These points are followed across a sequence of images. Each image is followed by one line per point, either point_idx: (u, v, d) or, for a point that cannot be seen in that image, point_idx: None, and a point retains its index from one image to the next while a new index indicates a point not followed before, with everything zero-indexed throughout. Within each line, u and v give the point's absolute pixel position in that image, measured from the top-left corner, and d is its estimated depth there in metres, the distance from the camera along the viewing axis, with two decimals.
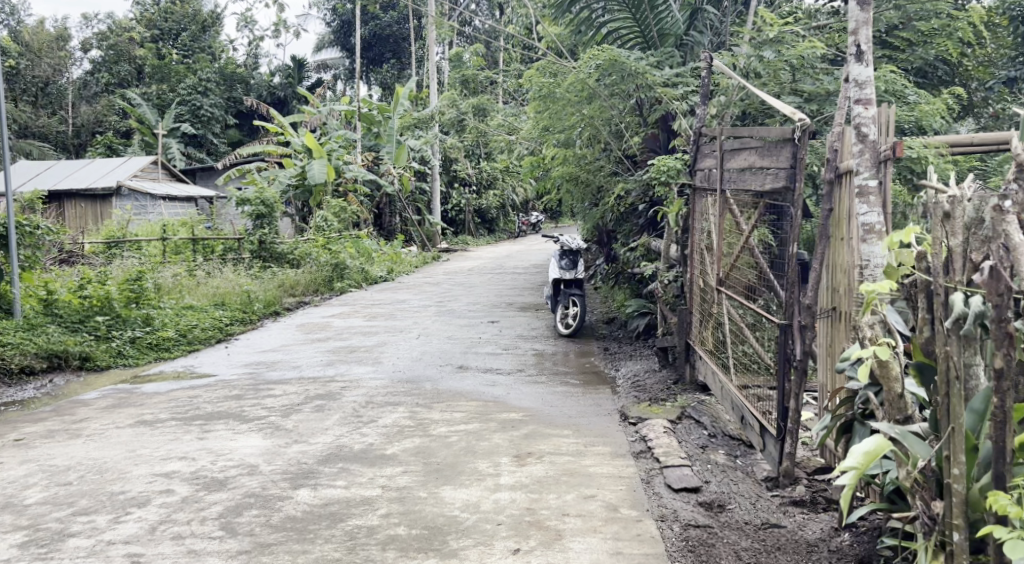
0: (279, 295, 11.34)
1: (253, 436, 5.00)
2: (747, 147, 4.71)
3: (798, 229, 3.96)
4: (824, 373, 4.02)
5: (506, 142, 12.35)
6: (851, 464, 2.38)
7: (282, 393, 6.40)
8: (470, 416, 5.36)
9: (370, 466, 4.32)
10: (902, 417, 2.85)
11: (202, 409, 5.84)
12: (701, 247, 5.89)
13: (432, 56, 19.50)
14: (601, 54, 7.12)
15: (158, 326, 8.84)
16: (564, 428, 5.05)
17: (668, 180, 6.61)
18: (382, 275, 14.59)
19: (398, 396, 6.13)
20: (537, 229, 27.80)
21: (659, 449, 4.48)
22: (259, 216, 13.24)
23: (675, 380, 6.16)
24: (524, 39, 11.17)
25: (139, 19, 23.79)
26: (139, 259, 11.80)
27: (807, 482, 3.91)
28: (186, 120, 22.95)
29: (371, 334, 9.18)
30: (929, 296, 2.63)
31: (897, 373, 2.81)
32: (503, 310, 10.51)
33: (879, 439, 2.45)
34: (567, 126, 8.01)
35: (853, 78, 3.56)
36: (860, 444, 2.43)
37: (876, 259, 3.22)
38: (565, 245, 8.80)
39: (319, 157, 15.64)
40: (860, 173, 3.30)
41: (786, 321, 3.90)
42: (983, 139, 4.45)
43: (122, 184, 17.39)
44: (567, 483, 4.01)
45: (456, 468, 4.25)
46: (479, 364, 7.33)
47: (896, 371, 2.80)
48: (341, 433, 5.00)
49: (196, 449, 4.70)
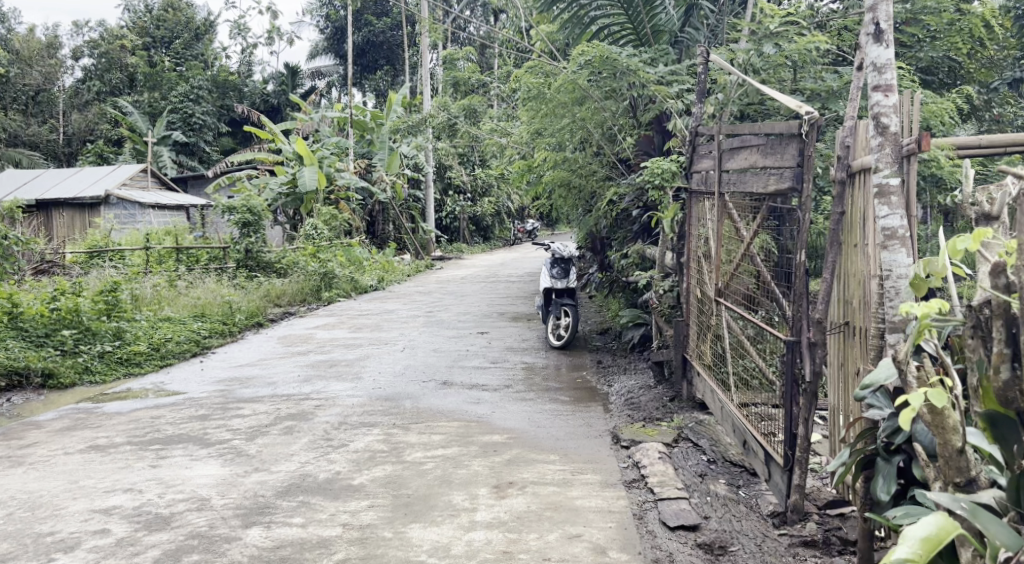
0: (263, 306, 10.94)
1: (211, 464, 4.57)
2: (748, 146, 4.30)
3: (806, 235, 3.57)
4: (835, 395, 3.58)
5: (497, 146, 11.92)
6: (902, 555, 1.86)
7: (251, 412, 5.97)
8: (449, 439, 4.94)
9: (333, 499, 3.91)
10: (964, 479, 2.31)
11: (162, 432, 5.41)
12: (697, 256, 5.50)
13: (426, 62, 19.08)
14: (590, 51, 6.69)
15: (129, 339, 8.34)
16: (550, 453, 4.63)
17: (662, 183, 6.14)
18: (372, 284, 14.15)
19: (375, 416, 5.71)
20: (533, 236, 27.47)
21: (654, 478, 4.08)
22: (245, 225, 12.74)
23: (671, 397, 5.73)
24: (514, 40, 10.78)
25: (131, 26, 23.37)
26: (117, 269, 11.26)
27: (818, 518, 3.50)
28: (177, 128, 22.46)
29: (353, 347, 8.74)
30: (1007, 324, 2.19)
31: (955, 424, 2.27)
32: (494, 320, 10.10)
33: (940, 521, 1.91)
34: (558, 127, 7.63)
35: (872, 63, 3.01)
36: (918, 529, 1.90)
37: (900, 269, 2.78)
38: (556, 253, 8.31)
39: (310, 164, 15.22)
40: (880, 171, 2.86)
41: (794, 337, 3.51)
42: (991, 139, 3.85)
43: (111, 193, 16.96)
44: (550, 520, 3.60)
45: (427, 502, 3.84)
46: (465, 379, 6.89)
47: (954, 421, 2.26)
48: (307, 460, 4.58)
49: (145, 480, 4.27)
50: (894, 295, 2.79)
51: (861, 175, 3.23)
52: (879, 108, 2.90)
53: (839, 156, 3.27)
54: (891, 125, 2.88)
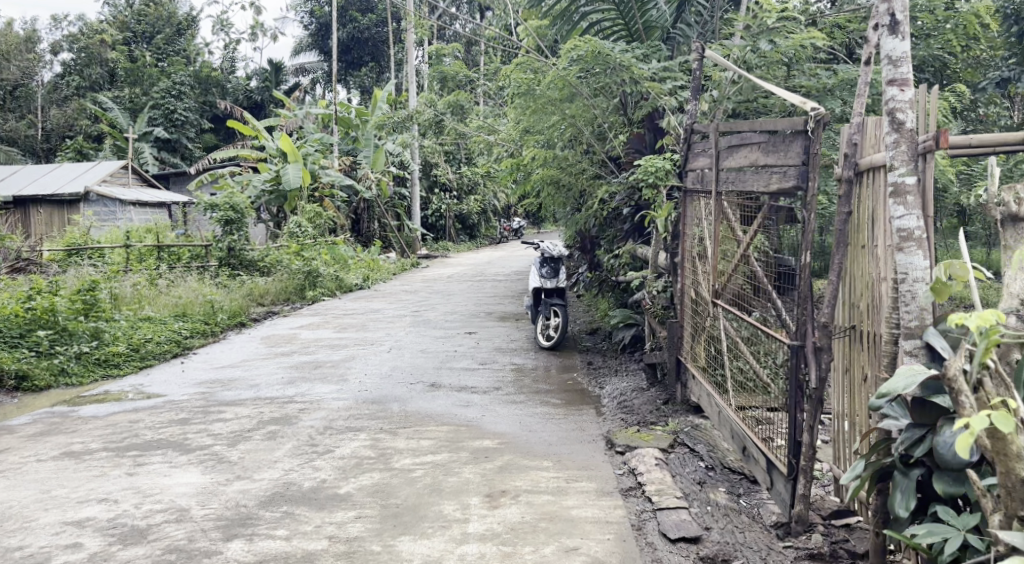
0: (246, 305, 10.75)
1: (191, 471, 4.39)
2: (748, 143, 4.17)
3: (811, 236, 3.45)
4: (840, 402, 3.47)
5: (485, 144, 11.75)
6: None
7: (233, 416, 5.79)
8: (439, 445, 4.79)
9: (318, 510, 3.76)
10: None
11: (140, 437, 5.21)
12: (692, 256, 5.37)
13: (412, 59, 18.87)
14: (582, 46, 6.51)
15: (107, 340, 8.12)
16: (543, 459, 4.49)
17: (657, 182, 5.98)
18: (357, 283, 13.96)
19: (361, 420, 5.54)
20: (519, 235, 27.31)
21: (652, 486, 3.94)
22: (228, 222, 12.52)
23: (665, 400, 5.61)
24: (502, 37, 10.62)
25: (111, 20, 23.06)
26: (95, 267, 10.98)
27: (823, 530, 3.38)
28: (159, 125, 22.13)
29: (338, 347, 8.56)
30: None
31: (1018, 450, 2.14)
32: (481, 320, 9.95)
33: None
34: (547, 124, 7.49)
35: (886, 56, 2.92)
36: None
37: (914, 273, 2.69)
38: (545, 252, 8.15)
39: (295, 160, 15.01)
40: (894, 168, 2.75)
41: (797, 342, 3.39)
42: (980, 138, 2.95)
43: (90, 189, 16.63)
44: (545, 531, 3.46)
45: (417, 512, 3.69)
46: (453, 381, 6.74)
47: (1019, 448, 2.13)
48: (291, 467, 4.42)
49: (121, 489, 4.09)
50: (909, 299, 2.71)
51: (870, 174, 3.13)
52: (894, 103, 2.81)
53: (847, 154, 3.18)
54: (907, 121, 2.77)
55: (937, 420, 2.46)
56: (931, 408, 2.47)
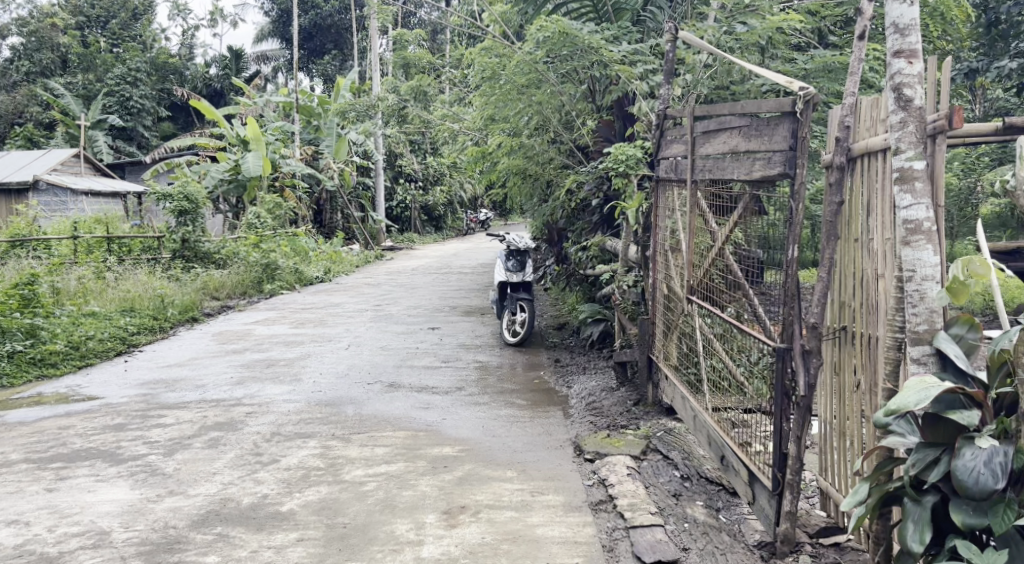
0: (198, 299, 10.22)
1: (118, 486, 3.97)
2: (728, 127, 3.85)
3: (798, 227, 3.13)
4: (827, 407, 3.19)
5: (449, 133, 11.35)
6: None
7: (173, 421, 5.36)
8: (395, 453, 4.43)
9: (256, 531, 3.39)
10: None
11: (67, 446, 4.78)
12: (664, 247, 5.04)
13: (375, 47, 18.29)
14: (549, 27, 6.02)
15: (44, 338, 7.58)
16: (506, 469, 4.16)
17: (627, 170, 5.60)
18: (317, 277, 13.48)
19: (312, 425, 5.15)
20: (485, 226, 26.92)
21: (624, 500, 3.62)
22: (181, 213, 11.89)
23: (635, 401, 5.31)
24: (466, 23, 10.20)
25: (63, 4, 22.20)
26: (35, 261, 10.33)
27: (811, 550, 3.13)
28: (113, 112, 21.37)
29: (294, 345, 8.12)
30: None
31: None
32: (445, 315, 9.58)
33: None
34: (511, 111, 7.09)
35: (893, 25, 2.66)
36: None
37: (924, 270, 2.44)
38: (511, 244, 7.81)
39: (255, 147, 14.48)
40: (901, 153, 2.48)
41: (784, 344, 3.09)
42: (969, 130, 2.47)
43: (39, 178, 15.93)
44: (507, 556, 3.14)
45: (366, 534, 3.34)
46: (413, 381, 6.37)
47: None
48: (230, 480, 4.03)
49: (36, 509, 3.66)
50: (917, 300, 2.46)
51: (864, 160, 2.85)
52: (900, 78, 2.55)
53: (839, 137, 2.87)
54: (915, 97, 2.50)
55: (952, 440, 2.32)
56: (946, 426, 2.32)
